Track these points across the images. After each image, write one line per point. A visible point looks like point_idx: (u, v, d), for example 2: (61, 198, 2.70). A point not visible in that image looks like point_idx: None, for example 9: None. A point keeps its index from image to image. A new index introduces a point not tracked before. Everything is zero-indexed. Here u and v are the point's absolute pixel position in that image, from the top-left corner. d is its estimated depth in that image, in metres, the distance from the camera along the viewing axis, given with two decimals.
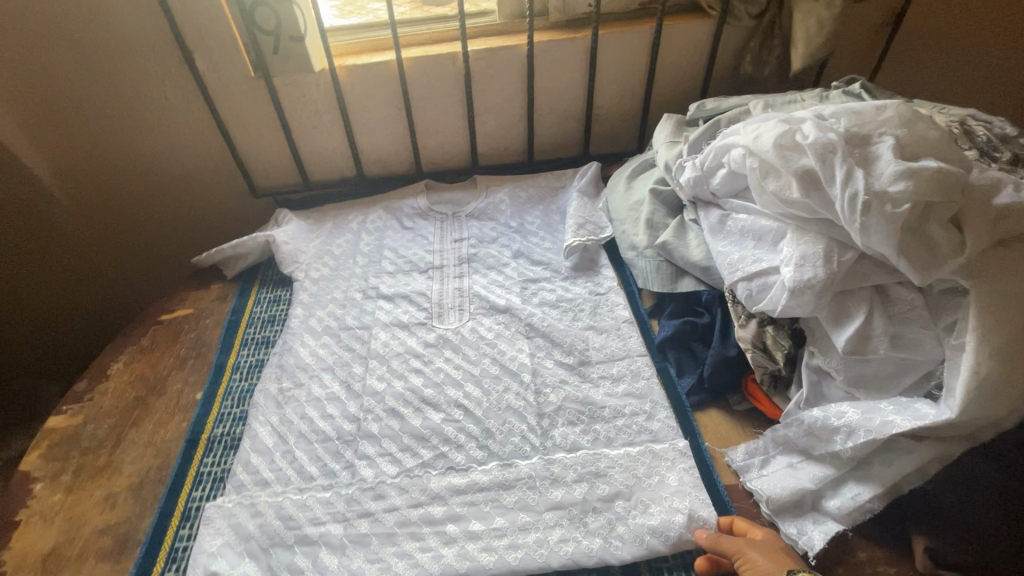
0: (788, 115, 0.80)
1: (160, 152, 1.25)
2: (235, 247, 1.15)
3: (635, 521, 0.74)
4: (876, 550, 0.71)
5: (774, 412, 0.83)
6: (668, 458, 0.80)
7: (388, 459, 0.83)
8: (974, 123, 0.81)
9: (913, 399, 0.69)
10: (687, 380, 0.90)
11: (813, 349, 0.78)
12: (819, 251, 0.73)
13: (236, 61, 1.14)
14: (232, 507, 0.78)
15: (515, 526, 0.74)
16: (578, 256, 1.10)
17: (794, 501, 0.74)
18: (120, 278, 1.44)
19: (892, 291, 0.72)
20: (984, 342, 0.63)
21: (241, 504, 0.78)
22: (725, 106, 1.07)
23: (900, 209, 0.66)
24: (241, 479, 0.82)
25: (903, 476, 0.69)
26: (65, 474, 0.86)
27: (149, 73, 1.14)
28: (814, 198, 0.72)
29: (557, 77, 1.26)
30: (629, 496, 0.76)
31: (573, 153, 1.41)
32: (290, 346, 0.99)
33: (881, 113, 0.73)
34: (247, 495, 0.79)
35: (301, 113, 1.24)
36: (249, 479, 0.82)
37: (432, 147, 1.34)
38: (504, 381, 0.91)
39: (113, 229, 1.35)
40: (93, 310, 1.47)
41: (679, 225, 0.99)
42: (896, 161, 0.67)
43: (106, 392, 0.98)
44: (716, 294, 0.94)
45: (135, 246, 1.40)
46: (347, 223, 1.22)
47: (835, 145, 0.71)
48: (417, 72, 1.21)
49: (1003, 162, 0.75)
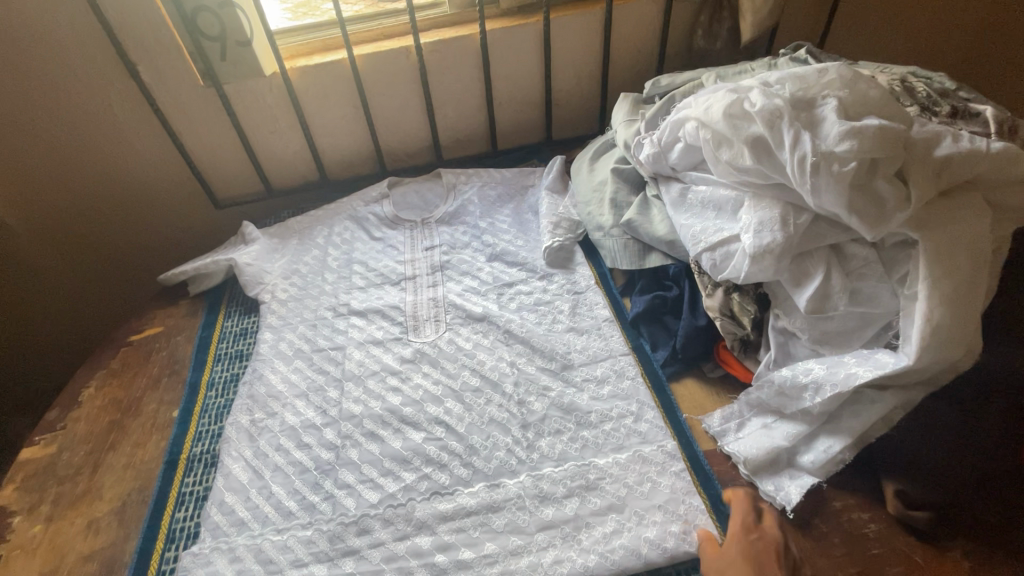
0: (737, 85, 0.81)
1: (115, 172, 1.21)
2: (199, 267, 1.12)
3: (631, 533, 0.73)
4: (850, 497, 0.73)
5: (745, 376, 0.85)
6: (658, 462, 0.79)
7: (369, 486, 0.81)
8: (914, 80, 0.84)
9: (874, 350, 0.72)
10: (661, 352, 0.91)
11: (778, 311, 0.80)
12: (775, 215, 0.75)
13: (185, 71, 1.12)
14: (209, 554, 0.75)
15: (506, 551, 0.73)
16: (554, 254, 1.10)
17: (770, 460, 0.76)
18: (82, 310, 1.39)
19: (848, 248, 0.74)
20: (935, 290, 0.66)
21: (219, 551, 0.76)
22: (678, 81, 1.08)
23: (847, 167, 0.67)
24: (216, 522, 0.79)
25: (870, 426, 0.71)
26: (43, 504, 0.84)
27: (93, 90, 1.10)
28: (765, 164, 0.74)
29: (513, 64, 1.26)
30: (621, 508, 0.75)
31: (537, 139, 1.41)
32: (260, 374, 0.97)
33: (824, 76, 0.75)
34: (224, 540, 0.77)
35: (257, 119, 1.21)
36: (224, 521, 0.79)
37: (394, 144, 1.33)
38: (485, 393, 0.90)
39: (71, 259, 1.31)
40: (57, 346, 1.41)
41: (643, 201, 1.01)
42: (840, 121, 0.69)
43: (80, 418, 0.96)
44: (682, 266, 0.96)
45: (95, 276, 1.35)
46: (313, 238, 1.20)
47: (782, 110, 0.72)
48: (371, 69, 1.19)
49: (943, 116, 0.77)
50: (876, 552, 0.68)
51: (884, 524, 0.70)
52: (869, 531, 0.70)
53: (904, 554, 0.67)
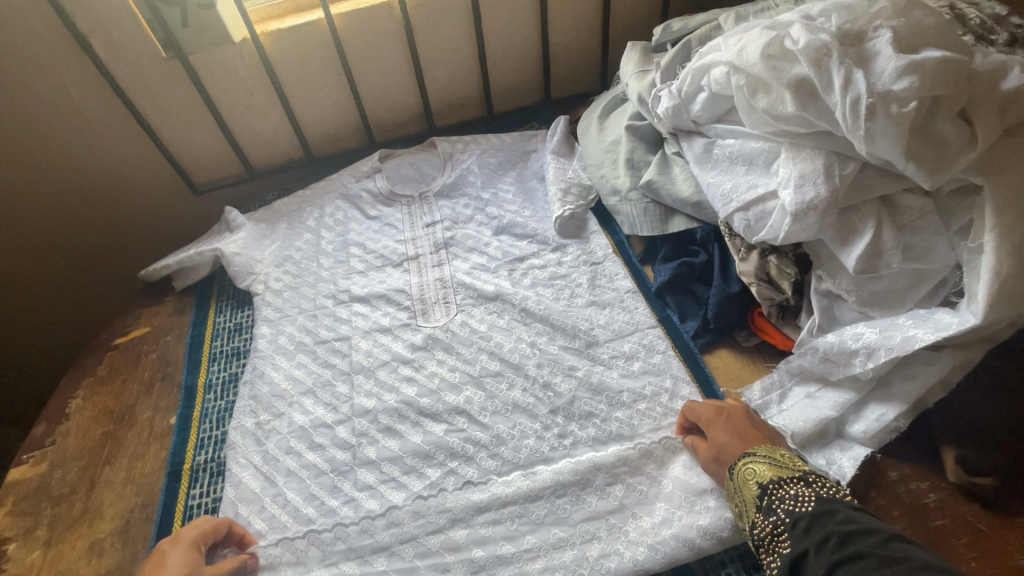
0: (772, 21, 0.73)
1: (77, 161, 1.09)
2: (183, 260, 1.04)
3: (682, 522, 0.68)
4: (906, 467, 0.69)
5: (785, 344, 0.80)
6: None
7: (393, 485, 0.76)
8: (963, 6, 0.75)
9: (932, 310, 0.66)
10: (691, 324, 0.85)
11: (821, 272, 0.74)
12: (819, 166, 0.67)
13: (143, 41, 1.00)
14: None
15: (548, 545, 0.68)
16: (566, 222, 1.02)
17: (818, 433, 0.71)
18: (59, 321, 1.27)
19: (899, 200, 0.68)
20: (1004, 241, 0.60)
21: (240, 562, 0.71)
22: (692, 25, 0.99)
23: (907, 107, 0.60)
24: None
25: (926, 390, 0.67)
26: (40, 528, 0.78)
27: (42, 70, 0.98)
28: (810, 110, 0.66)
29: (507, 16, 1.14)
30: (669, 496, 0.70)
31: (535, 99, 1.31)
32: (261, 373, 0.89)
33: (874, 5, 0.66)
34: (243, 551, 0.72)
35: (230, 94, 1.10)
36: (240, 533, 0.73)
37: (382, 113, 1.23)
38: (506, 377, 0.84)
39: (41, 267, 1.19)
40: (34, 361, 1.30)
41: (662, 160, 0.93)
42: (897, 55, 0.62)
43: (69, 432, 0.88)
44: (710, 229, 0.89)
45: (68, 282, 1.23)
46: (303, 220, 1.11)
47: (829, 47, 0.65)
48: (353, 29, 1.08)
49: (1001, 45, 0.69)
50: (939, 524, 0.64)
51: (945, 492, 0.66)
52: (929, 501, 0.66)
53: (968, 524, 0.63)
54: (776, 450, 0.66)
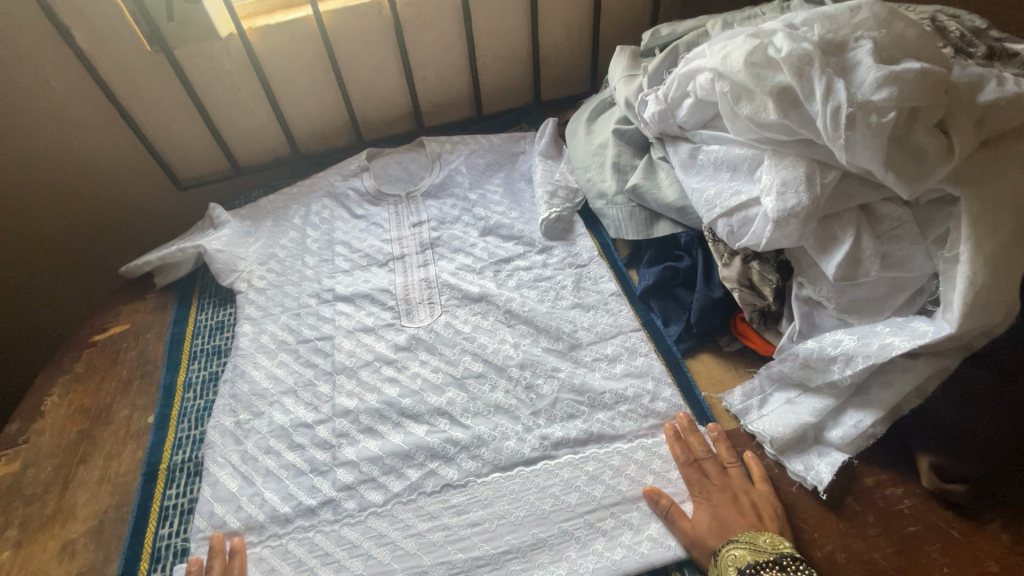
0: (757, 29, 0.73)
1: (63, 155, 1.08)
2: (164, 256, 1.02)
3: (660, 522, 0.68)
4: (882, 473, 0.70)
5: (765, 349, 0.80)
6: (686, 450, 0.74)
7: (371, 485, 0.75)
8: (944, 18, 0.76)
9: (909, 318, 0.66)
10: (674, 328, 0.86)
11: (802, 279, 0.74)
12: (800, 174, 0.68)
13: (128, 36, 0.99)
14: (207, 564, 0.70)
15: (526, 546, 0.69)
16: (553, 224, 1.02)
17: (797, 438, 0.72)
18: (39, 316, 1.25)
19: (879, 209, 0.68)
20: (979, 251, 0.60)
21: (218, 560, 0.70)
22: (680, 30, 0.99)
23: (886, 118, 0.61)
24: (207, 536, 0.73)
25: (903, 397, 0.67)
26: (10, 527, 0.77)
27: (25, 62, 0.97)
28: (793, 118, 0.67)
29: (498, 16, 1.14)
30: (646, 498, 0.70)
31: (525, 101, 1.31)
32: (242, 371, 0.89)
33: (856, 15, 0.67)
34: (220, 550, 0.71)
35: (216, 89, 1.09)
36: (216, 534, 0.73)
37: (371, 112, 1.22)
38: (489, 379, 0.84)
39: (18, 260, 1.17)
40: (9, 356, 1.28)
41: (649, 164, 0.94)
42: (877, 66, 0.62)
43: (45, 430, 0.87)
44: (695, 234, 0.89)
45: (48, 277, 1.22)
46: (289, 218, 1.10)
47: (811, 56, 0.65)
48: (341, 27, 1.07)
49: (979, 58, 0.70)
50: (912, 530, 0.65)
51: (919, 499, 0.67)
52: (904, 508, 0.67)
53: (942, 530, 0.64)
54: (757, 534, 0.63)
